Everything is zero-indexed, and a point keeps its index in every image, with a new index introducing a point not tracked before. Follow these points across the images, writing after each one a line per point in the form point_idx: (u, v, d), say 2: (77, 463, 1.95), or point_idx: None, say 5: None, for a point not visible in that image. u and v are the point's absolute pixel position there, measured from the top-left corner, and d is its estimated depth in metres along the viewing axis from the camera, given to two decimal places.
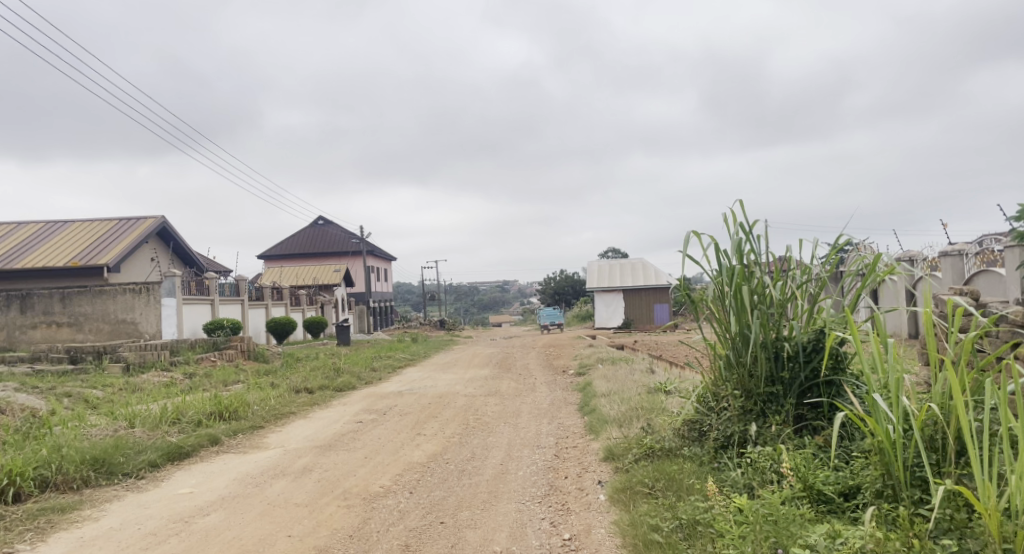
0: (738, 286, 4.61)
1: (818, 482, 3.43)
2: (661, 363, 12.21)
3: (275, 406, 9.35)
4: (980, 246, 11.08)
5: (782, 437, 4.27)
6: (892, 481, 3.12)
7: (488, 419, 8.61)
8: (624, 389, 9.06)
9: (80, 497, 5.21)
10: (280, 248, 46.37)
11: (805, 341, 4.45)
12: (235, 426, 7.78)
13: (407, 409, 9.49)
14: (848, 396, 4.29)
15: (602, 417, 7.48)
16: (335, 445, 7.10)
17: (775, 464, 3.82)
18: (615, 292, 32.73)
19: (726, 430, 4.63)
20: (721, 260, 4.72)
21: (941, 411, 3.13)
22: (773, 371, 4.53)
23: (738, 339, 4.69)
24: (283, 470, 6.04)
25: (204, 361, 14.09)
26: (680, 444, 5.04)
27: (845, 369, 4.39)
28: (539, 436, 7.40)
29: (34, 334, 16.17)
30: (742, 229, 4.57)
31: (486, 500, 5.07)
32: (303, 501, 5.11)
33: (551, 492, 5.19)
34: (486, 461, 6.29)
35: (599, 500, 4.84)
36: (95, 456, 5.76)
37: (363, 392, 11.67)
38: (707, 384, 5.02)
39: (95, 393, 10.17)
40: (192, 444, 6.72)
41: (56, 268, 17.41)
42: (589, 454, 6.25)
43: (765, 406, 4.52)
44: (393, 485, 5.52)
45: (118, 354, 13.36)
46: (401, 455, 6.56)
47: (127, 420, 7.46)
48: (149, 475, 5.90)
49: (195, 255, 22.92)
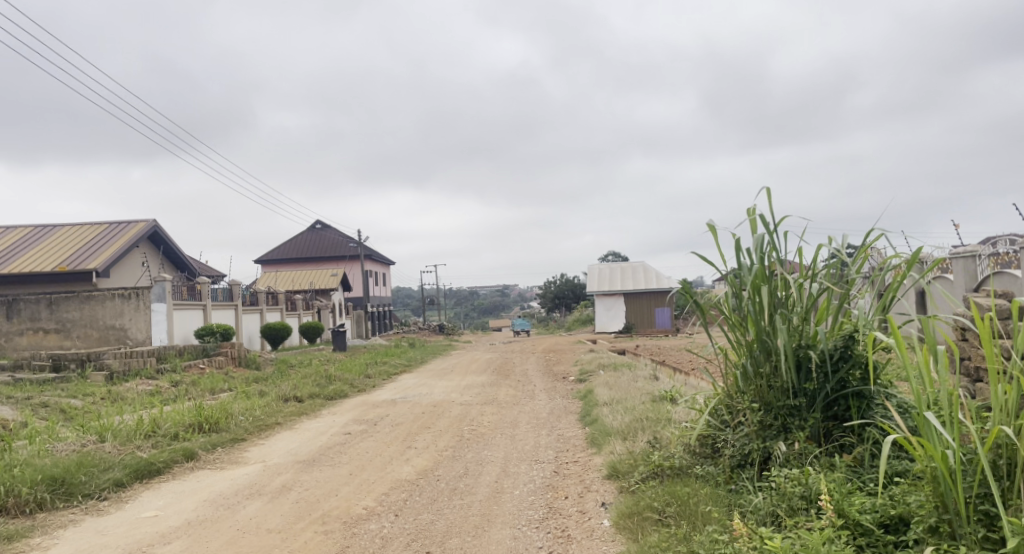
0: (756, 287, 4.13)
1: (855, 512, 2.96)
2: (663, 369, 11.79)
3: (260, 416, 8.88)
4: (996, 248, 10.57)
5: (808, 456, 3.80)
6: (949, 515, 2.66)
7: (483, 430, 8.15)
8: (627, 397, 8.60)
9: (32, 523, 4.75)
10: (276, 254, 45.82)
11: (832, 348, 3.97)
12: (214, 440, 7.31)
13: (399, 419, 9.02)
14: (881, 411, 3.83)
15: (603, 429, 7.01)
16: (319, 460, 6.64)
17: (804, 490, 3.35)
18: (615, 296, 32.35)
19: (744, 448, 4.15)
20: (740, 260, 4.23)
21: (1009, 432, 2.68)
22: (796, 383, 4.07)
23: (757, 347, 4.23)
24: (259, 489, 5.57)
25: (191, 369, 13.56)
26: (691, 462, 4.56)
27: (876, 380, 3.95)
28: (538, 450, 6.94)
29: (21, 340, 15.68)
30: (764, 226, 4.12)
31: (478, 525, 4.59)
32: (276, 527, 4.63)
33: (549, 516, 4.73)
34: (479, 478, 5.82)
35: (603, 526, 4.38)
36: (54, 476, 5.29)
37: (354, 401, 11.14)
38: (721, 395, 4.56)
39: (73, 403, 9.69)
40: (165, 460, 6.25)
41: (42, 273, 16.96)
42: (591, 471, 5.79)
43: (787, 419, 4.05)
44: (377, 506, 5.06)
45: (101, 362, 12.86)
46: (388, 472, 6.09)
47: (97, 433, 6.96)
48: (113, 496, 5.44)
49: (187, 259, 22.48)
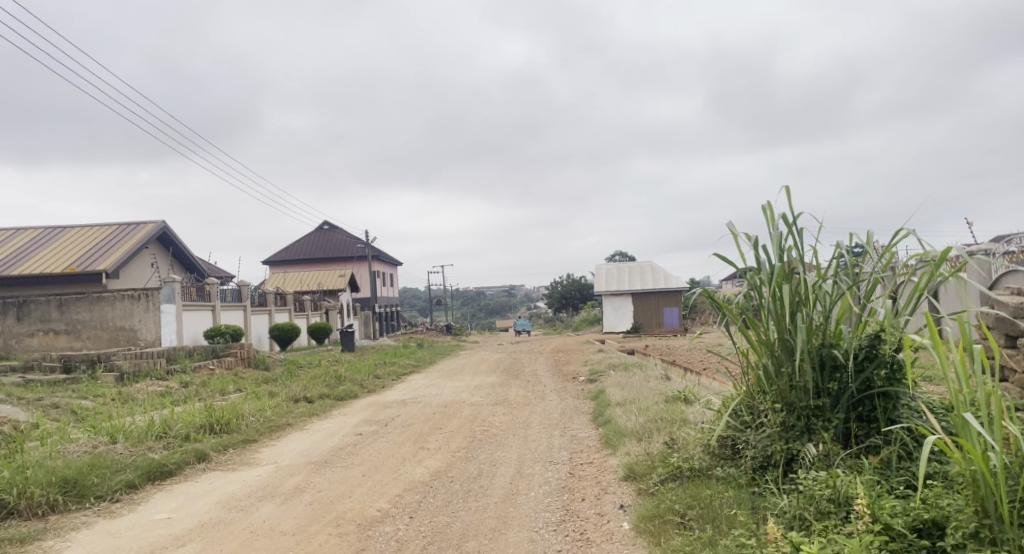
0: (777, 287, 4.04)
1: (887, 514, 2.88)
2: (675, 369, 11.67)
3: (271, 417, 8.83)
4: (1011, 246, 10.46)
5: (834, 458, 3.72)
6: (990, 519, 2.61)
7: (495, 431, 8.07)
8: (640, 397, 8.48)
9: (44, 525, 4.71)
10: (284, 254, 45.88)
11: (857, 347, 3.88)
12: (225, 441, 7.27)
13: (410, 420, 8.95)
14: (908, 411, 3.75)
15: (618, 429, 6.92)
16: (331, 461, 6.59)
17: (831, 492, 3.26)
18: (624, 295, 32.20)
19: (766, 449, 4.06)
20: (759, 258, 4.13)
21: None
22: (819, 382, 3.99)
23: (779, 346, 4.13)
24: (271, 491, 5.51)
25: (201, 370, 13.54)
26: (710, 464, 4.47)
27: (902, 379, 3.86)
28: (552, 451, 6.85)
29: (32, 341, 15.69)
30: (784, 224, 4.04)
31: (494, 527, 4.53)
32: (290, 530, 4.58)
33: (567, 519, 4.65)
34: (493, 479, 5.74)
35: (622, 529, 4.31)
36: (66, 478, 5.25)
37: (364, 402, 11.07)
38: (741, 395, 4.48)
39: (84, 404, 9.67)
40: (177, 462, 6.21)
41: (52, 274, 17.00)
42: (607, 472, 5.71)
43: (810, 420, 3.96)
44: (391, 508, 5.00)
45: (112, 363, 12.85)
46: (401, 473, 6.02)
47: (109, 434, 6.93)
48: (125, 498, 5.40)
49: (196, 261, 22.49)
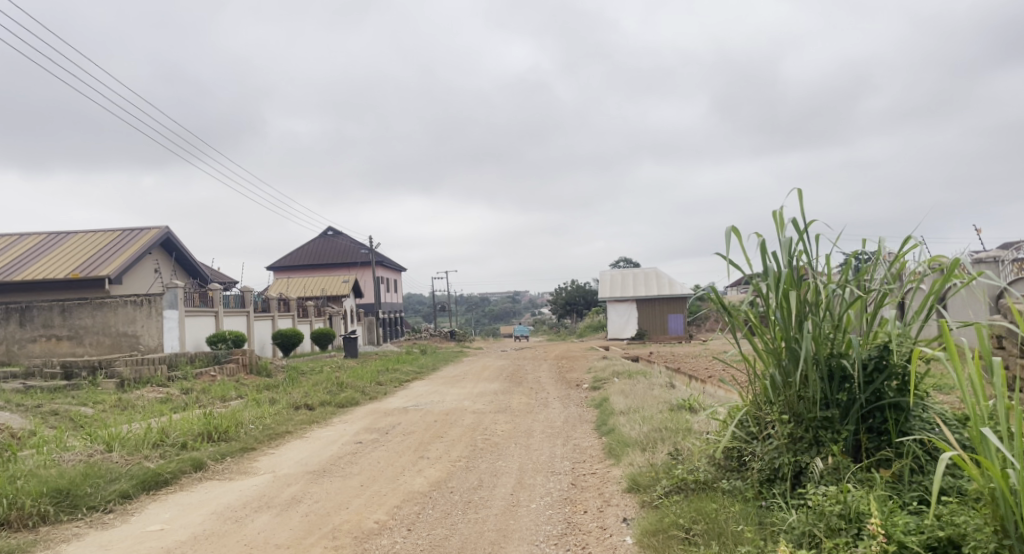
0: (784, 293, 3.91)
1: (899, 531, 2.76)
2: (679, 378, 11.54)
3: (270, 424, 8.72)
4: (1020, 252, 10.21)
5: (844, 471, 3.59)
6: (1010, 539, 2.50)
7: (496, 439, 7.96)
8: (644, 406, 8.36)
9: (33, 537, 4.61)
10: (288, 260, 45.88)
11: (866, 358, 3.77)
12: (223, 450, 7.16)
13: (410, 428, 8.84)
14: (920, 424, 3.62)
15: (621, 439, 6.80)
16: (329, 470, 6.49)
17: (842, 508, 3.14)
18: (627, 302, 32.07)
19: (773, 462, 3.93)
20: (766, 264, 4.00)
21: None
22: (828, 393, 3.86)
23: (786, 354, 4.01)
24: (268, 502, 5.41)
25: (203, 376, 13.46)
26: (716, 476, 4.37)
27: (914, 391, 3.73)
28: (553, 461, 6.73)
29: (34, 347, 15.64)
30: (794, 229, 3.92)
31: (494, 541, 4.41)
32: (285, 542, 4.47)
33: (569, 532, 4.54)
34: (493, 490, 5.64)
35: (625, 543, 4.19)
36: (58, 488, 5.15)
37: (366, 409, 10.99)
38: (747, 405, 4.35)
39: (83, 411, 9.59)
40: (173, 470, 6.11)
41: (55, 279, 16.97)
42: (609, 483, 5.59)
43: (819, 432, 3.83)
44: (388, 520, 4.89)
45: (112, 369, 12.77)
46: (400, 484, 5.91)
47: (105, 441, 6.83)
48: (119, 508, 5.30)
49: (199, 266, 22.47)
